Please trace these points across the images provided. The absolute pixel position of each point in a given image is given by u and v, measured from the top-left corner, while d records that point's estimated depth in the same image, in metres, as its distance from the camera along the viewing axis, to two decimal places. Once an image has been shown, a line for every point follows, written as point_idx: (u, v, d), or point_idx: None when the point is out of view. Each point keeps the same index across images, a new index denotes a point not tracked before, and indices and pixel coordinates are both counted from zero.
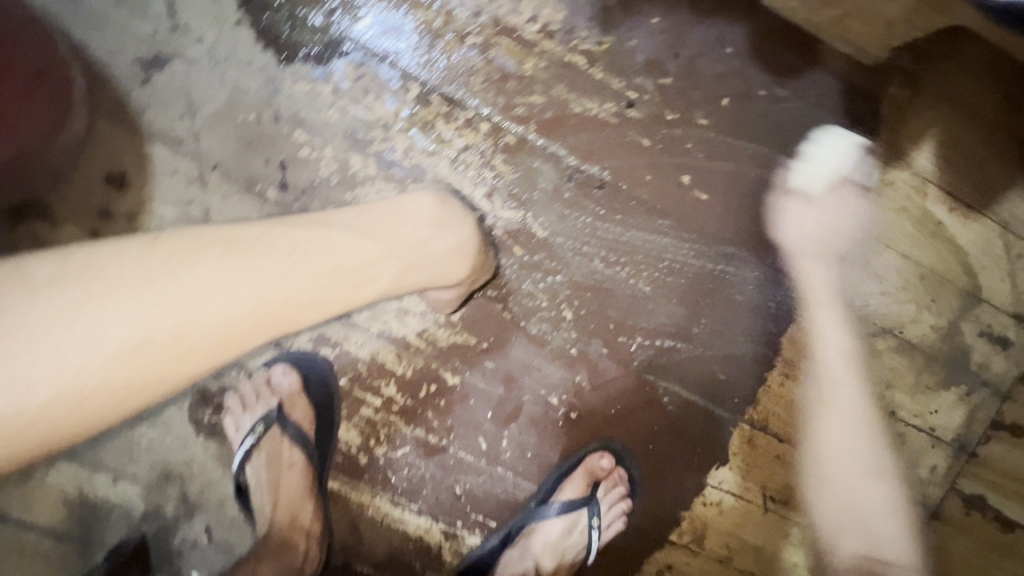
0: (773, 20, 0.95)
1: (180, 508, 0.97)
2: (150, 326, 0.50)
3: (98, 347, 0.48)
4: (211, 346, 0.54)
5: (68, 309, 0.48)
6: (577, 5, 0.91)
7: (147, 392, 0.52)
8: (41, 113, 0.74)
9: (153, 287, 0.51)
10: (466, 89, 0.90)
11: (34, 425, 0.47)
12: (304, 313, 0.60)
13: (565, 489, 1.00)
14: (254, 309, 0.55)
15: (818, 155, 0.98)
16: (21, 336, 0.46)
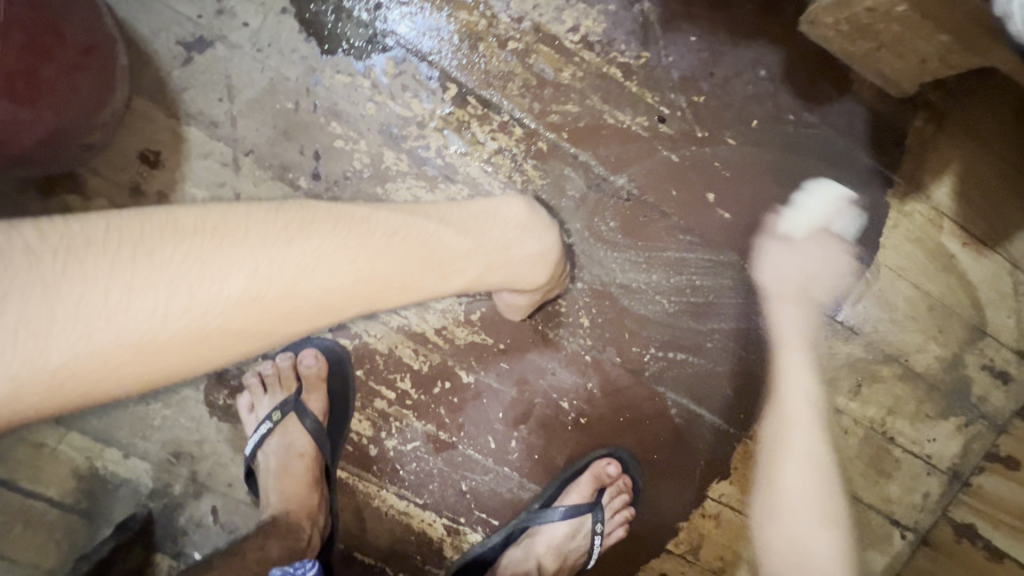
0: (808, 46, 0.96)
1: (188, 487, 0.98)
2: (270, 281, 0.56)
3: (221, 299, 0.53)
4: (313, 311, 0.60)
5: (203, 256, 0.53)
6: (618, 18, 0.92)
7: (254, 342, 0.57)
8: (86, 90, 0.75)
9: (274, 248, 0.57)
10: (503, 93, 0.91)
11: (158, 362, 0.51)
12: (398, 292, 0.66)
13: (571, 493, 1.01)
14: (356, 283, 0.61)
15: (807, 212, 0.98)
16: (162, 274, 0.51)
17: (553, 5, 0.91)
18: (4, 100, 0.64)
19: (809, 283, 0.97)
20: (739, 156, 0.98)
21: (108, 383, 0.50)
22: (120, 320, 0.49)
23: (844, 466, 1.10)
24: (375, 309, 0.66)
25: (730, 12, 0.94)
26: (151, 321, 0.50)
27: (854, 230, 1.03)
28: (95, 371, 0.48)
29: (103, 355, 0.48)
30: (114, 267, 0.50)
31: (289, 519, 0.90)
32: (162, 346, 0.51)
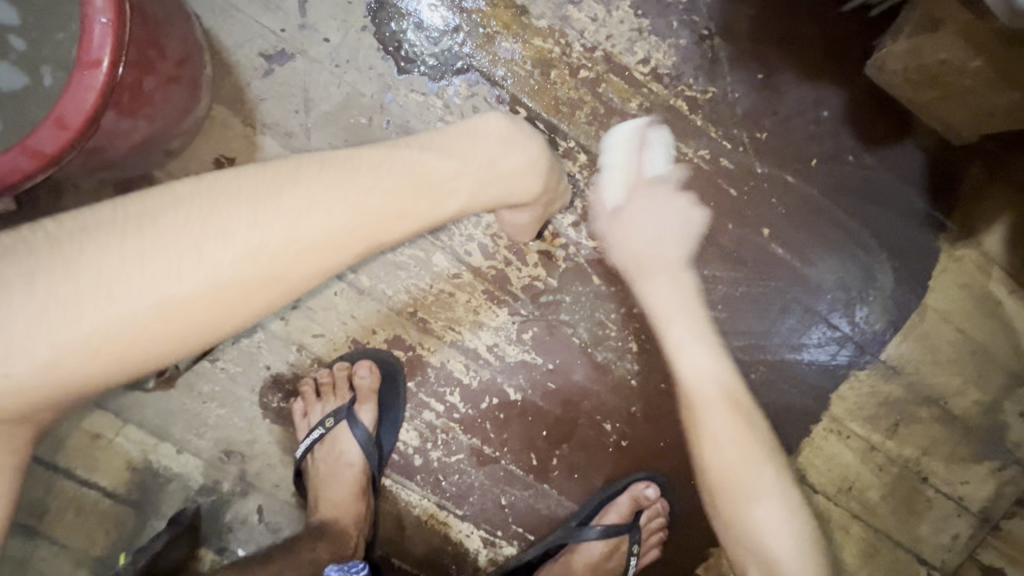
0: (873, 89, 0.97)
1: (237, 485, 1.00)
2: (269, 230, 0.56)
3: (224, 254, 0.54)
4: (316, 253, 0.59)
5: (201, 214, 0.54)
6: (688, 53, 0.93)
7: (270, 291, 0.57)
8: (176, 99, 0.76)
9: (264, 198, 0.57)
10: (572, 120, 0.93)
11: (177, 320, 0.53)
12: (397, 222, 0.64)
13: (608, 514, 1.02)
14: (351, 220, 0.60)
15: (614, 159, 0.87)
16: (165, 238, 0.53)
17: (625, 36, 0.92)
18: (116, 114, 0.67)
19: (657, 244, 0.83)
20: (797, 193, 0.99)
21: (137, 348, 0.52)
22: (134, 285, 0.51)
23: (875, 502, 1.11)
24: (380, 245, 0.64)
25: (798, 52, 0.95)
26: (164, 282, 0.52)
27: (904, 272, 1.04)
28: (125, 336, 0.51)
29: (128, 321, 0.51)
30: (121, 238, 0.52)
31: (337, 528, 0.92)
32: (176, 305, 0.52)
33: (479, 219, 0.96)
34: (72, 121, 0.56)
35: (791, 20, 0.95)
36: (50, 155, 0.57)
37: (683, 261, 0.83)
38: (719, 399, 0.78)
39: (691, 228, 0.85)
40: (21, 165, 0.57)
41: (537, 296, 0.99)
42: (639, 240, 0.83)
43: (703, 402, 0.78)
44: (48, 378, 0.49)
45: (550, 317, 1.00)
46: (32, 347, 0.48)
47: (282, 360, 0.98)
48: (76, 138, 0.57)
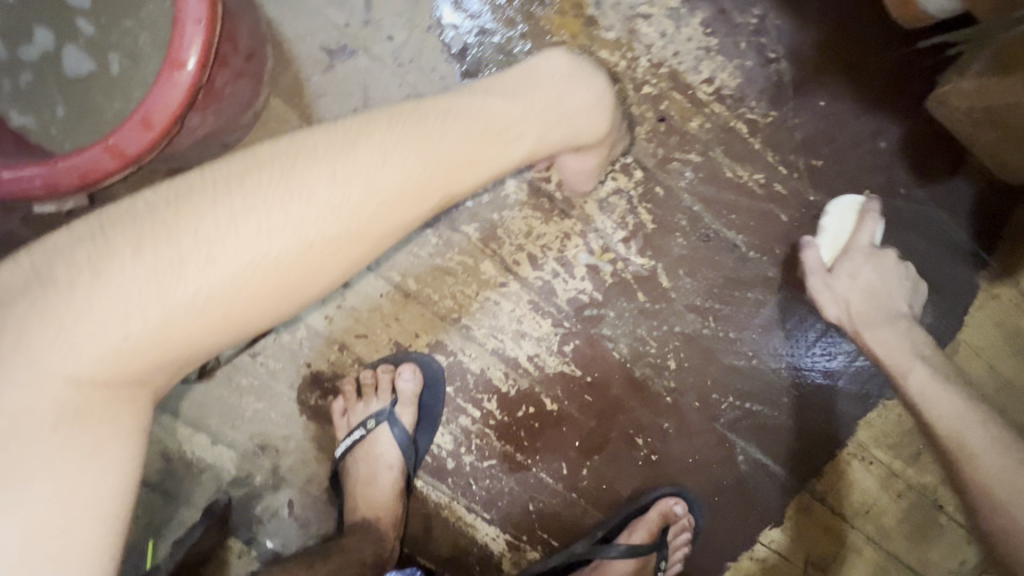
0: (932, 123, 0.97)
1: (268, 479, 0.99)
2: (349, 184, 0.55)
3: (315, 210, 0.53)
4: (395, 205, 0.58)
5: (287, 173, 0.53)
6: (753, 76, 0.93)
7: (353, 246, 0.56)
8: (243, 92, 0.76)
9: (341, 154, 0.56)
10: (632, 135, 0.93)
11: (273, 280, 0.52)
12: (467, 171, 0.63)
13: (636, 532, 1.02)
14: (426, 170, 0.59)
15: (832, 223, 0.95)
16: (255, 199, 0.52)
17: (692, 54, 0.92)
18: (197, 114, 0.68)
19: (874, 298, 0.92)
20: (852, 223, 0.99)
21: (238, 311, 0.52)
22: (230, 246, 0.50)
23: (891, 529, 1.08)
24: (454, 195, 0.64)
25: (862, 81, 0.95)
26: (258, 241, 0.51)
27: (944, 305, 1.03)
28: (227, 298, 0.51)
29: (230, 283, 0.50)
30: (213, 202, 0.51)
31: (375, 529, 0.94)
32: (272, 265, 0.52)
33: (529, 229, 0.95)
34: (158, 123, 0.59)
35: (859, 49, 0.95)
36: (134, 154, 0.60)
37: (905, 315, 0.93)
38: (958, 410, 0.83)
39: (897, 276, 0.93)
40: (105, 164, 0.60)
41: (581, 309, 0.98)
42: (856, 301, 0.93)
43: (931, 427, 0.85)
44: (158, 344, 0.49)
45: (592, 331, 0.99)
46: (142, 313, 0.48)
47: (322, 358, 0.98)
48: (158, 137, 0.60)
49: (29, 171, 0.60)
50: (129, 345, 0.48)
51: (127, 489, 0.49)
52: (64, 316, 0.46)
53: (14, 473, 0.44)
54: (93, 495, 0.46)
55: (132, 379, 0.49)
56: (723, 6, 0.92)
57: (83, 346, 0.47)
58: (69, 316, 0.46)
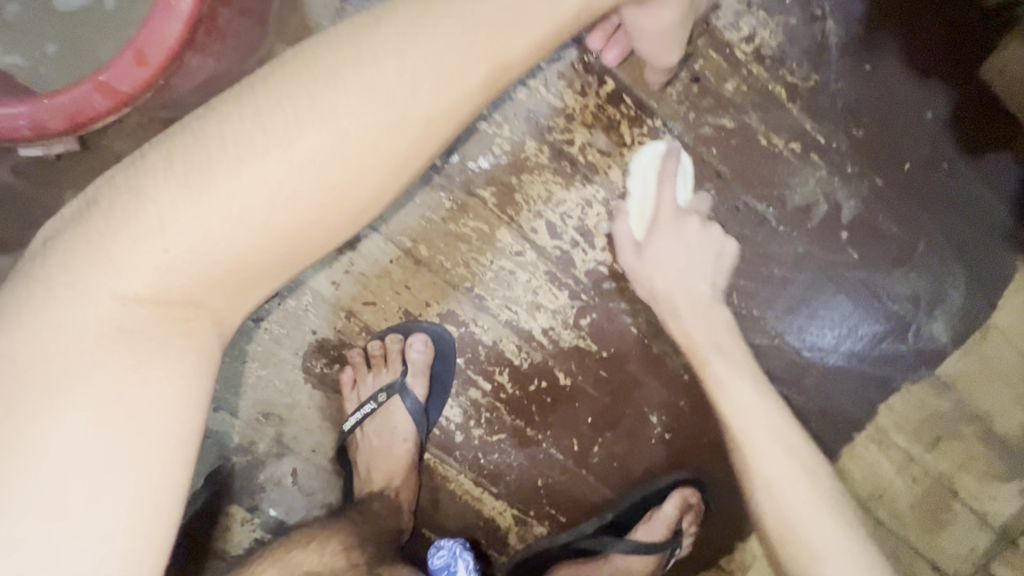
0: (984, 93, 0.90)
1: (272, 448, 0.96)
2: (382, 56, 0.45)
3: (349, 89, 0.45)
4: (444, 75, 0.47)
5: (315, 58, 0.45)
6: (796, 34, 0.86)
7: (403, 132, 0.46)
8: (245, 37, 0.73)
9: (372, 25, 0.46)
10: (662, 97, 0.87)
11: (317, 182, 0.44)
12: (527, 29, 0.50)
13: (654, 523, 1.00)
14: (473, 29, 0.48)
15: (640, 187, 0.86)
16: (282, 90, 0.45)
17: (732, 9, 0.85)
18: (195, 54, 0.67)
19: (686, 275, 0.84)
20: (889, 200, 0.94)
21: (283, 218, 0.44)
22: (261, 142, 0.43)
23: (904, 514, 1.05)
24: (514, 59, 0.51)
25: (912, 43, 0.88)
26: (289, 135, 0.43)
27: (976, 288, 0.98)
28: (268, 206, 0.44)
29: (264, 184, 0.43)
30: (241, 101, 0.45)
31: (393, 499, 0.94)
32: (309, 159, 0.44)
33: (550, 195, 0.89)
34: (152, 60, 0.57)
35: (916, 10, 0.88)
36: (127, 93, 0.58)
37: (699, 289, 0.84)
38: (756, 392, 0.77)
39: (710, 250, 0.86)
40: (96, 102, 0.58)
41: (600, 282, 0.94)
42: (671, 268, 0.83)
43: (705, 358, 0.80)
44: (199, 258, 0.43)
45: (610, 305, 0.95)
46: (177, 222, 0.42)
47: (330, 326, 0.94)
48: (153, 74, 0.58)
49: (14, 109, 0.57)
50: (168, 260, 0.43)
51: (192, 409, 0.45)
52: (101, 230, 0.43)
53: (68, 392, 0.41)
54: (146, 412, 0.43)
55: (182, 299, 0.44)
56: None
57: (118, 264, 0.42)
58: (106, 238, 0.43)
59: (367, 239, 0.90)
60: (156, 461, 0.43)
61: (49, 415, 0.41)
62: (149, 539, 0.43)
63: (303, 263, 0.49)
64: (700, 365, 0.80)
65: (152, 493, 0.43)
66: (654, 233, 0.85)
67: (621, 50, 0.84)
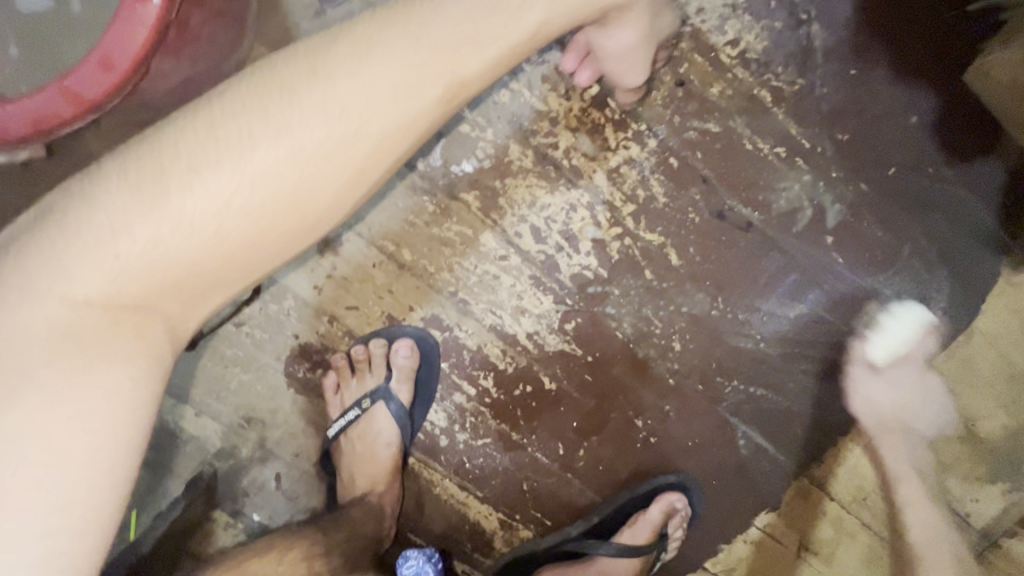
0: (969, 97, 0.90)
1: (255, 452, 0.96)
2: (331, 81, 0.49)
3: (298, 110, 0.49)
4: (390, 99, 0.51)
5: (268, 79, 0.49)
6: (781, 38, 0.86)
7: (352, 151, 0.50)
8: (221, 37, 0.69)
9: (323, 51, 0.50)
10: (647, 101, 0.87)
11: (268, 194, 0.48)
12: (472, 54, 0.54)
13: (637, 527, 1.00)
14: (419, 56, 0.52)
15: (890, 327, 0.96)
16: (237, 108, 0.48)
17: (718, 12, 0.85)
18: (167, 57, 0.62)
19: (901, 411, 0.98)
20: (874, 206, 0.94)
21: (233, 226, 0.48)
22: (212, 157, 0.47)
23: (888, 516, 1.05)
24: (460, 82, 0.55)
25: (898, 47, 0.88)
26: (242, 151, 0.47)
27: (959, 292, 0.99)
28: (221, 216, 0.47)
29: (215, 195, 0.47)
30: (197, 119, 0.48)
31: (377, 504, 0.93)
32: (259, 173, 0.48)
33: (534, 200, 0.89)
34: (119, 63, 0.51)
35: (903, 13, 0.88)
36: (92, 99, 0.53)
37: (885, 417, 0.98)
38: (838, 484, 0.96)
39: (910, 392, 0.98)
40: (61, 110, 0.53)
41: (585, 286, 0.93)
42: (884, 411, 0.97)
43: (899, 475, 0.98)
44: (153, 263, 0.46)
45: (595, 310, 0.94)
46: (133, 229, 0.46)
47: (313, 331, 0.93)
48: (121, 80, 0.52)
49: None
50: (122, 264, 0.46)
51: (133, 413, 0.46)
52: (60, 237, 0.46)
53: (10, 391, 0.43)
54: (87, 417, 0.44)
55: (134, 302, 0.47)
56: None
57: (75, 268, 0.45)
58: (63, 244, 0.45)
59: (350, 243, 0.89)
60: (96, 464, 0.45)
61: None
62: (87, 537, 0.45)
63: (256, 270, 0.52)
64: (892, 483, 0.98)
65: (91, 494, 0.45)
66: (888, 370, 0.97)
67: (593, 71, 0.83)
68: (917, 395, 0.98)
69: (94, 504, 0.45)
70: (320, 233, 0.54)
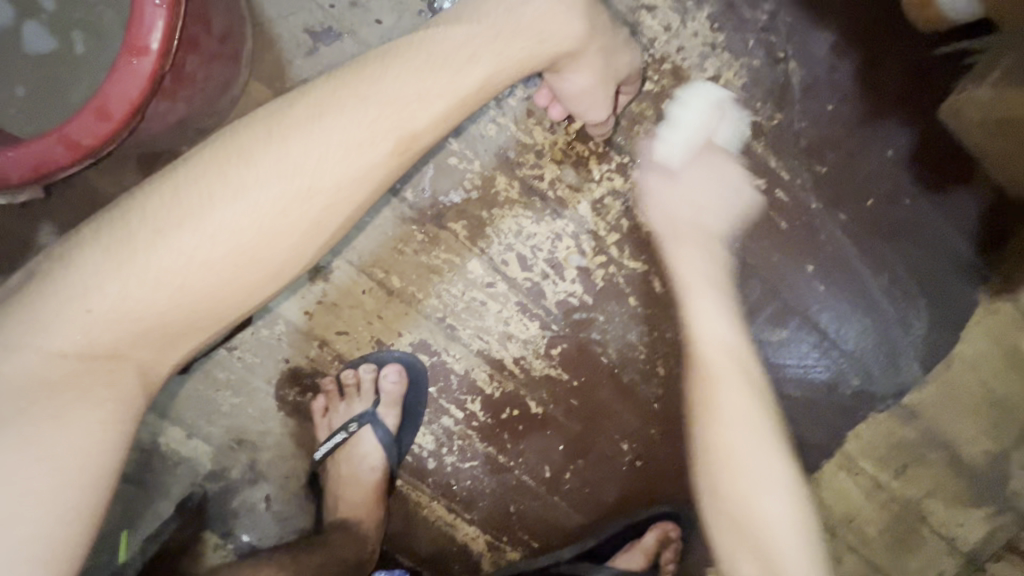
0: (943, 132, 0.93)
1: (245, 473, 0.97)
2: (284, 146, 0.56)
3: (254, 174, 0.55)
4: (337, 158, 0.57)
5: (229, 148, 0.56)
6: (760, 75, 0.89)
7: (305, 205, 0.56)
8: (216, 78, 0.72)
9: (278, 120, 0.57)
10: (630, 135, 0.89)
11: (227, 249, 0.54)
12: (416, 112, 0.60)
13: (631, 553, 1.00)
14: (365, 119, 0.58)
15: (683, 115, 0.86)
16: (201, 174, 0.55)
17: (697, 50, 0.88)
18: (164, 100, 0.65)
19: (703, 212, 0.83)
20: (851, 241, 0.96)
21: (196, 279, 0.53)
22: (176, 220, 0.53)
23: (872, 539, 1.06)
24: (408, 137, 0.60)
25: (873, 84, 0.91)
26: (205, 212, 0.54)
27: (938, 319, 1.00)
28: (185, 270, 0.53)
29: (180, 252, 0.53)
30: (165, 185, 0.55)
31: (362, 526, 0.94)
32: (218, 232, 0.54)
33: (520, 229, 0.91)
34: (115, 113, 0.54)
35: (880, 50, 0.90)
36: (89, 145, 0.56)
37: (721, 237, 0.84)
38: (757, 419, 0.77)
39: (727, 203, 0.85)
40: (57, 155, 0.56)
41: (570, 313, 0.95)
42: (686, 210, 0.83)
43: (718, 374, 0.78)
44: (124, 315, 0.52)
45: (581, 335, 0.96)
46: (105, 286, 0.52)
47: (304, 356, 0.95)
48: (117, 129, 0.55)
49: None
50: (96, 317, 0.52)
51: (103, 450, 0.51)
52: (42, 297, 0.52)
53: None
54: (62, 454, 0.49)
55: (108, 351, 0.52)
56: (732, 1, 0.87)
57: (55, 324, 0.51)
58: (43, 302, 0.51)
59: (340, 270, 0.92)
60: (68, 498, 0.49)
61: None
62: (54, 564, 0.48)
63: (223, 318, 0.57)
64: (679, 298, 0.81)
65: (60, 526, 0.49)
66: (689, 164, 0.84)
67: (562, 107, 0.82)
68: (741, 213, 0.86)
69: (62, 535, 0.49)
70: (283, 282, 0.59)
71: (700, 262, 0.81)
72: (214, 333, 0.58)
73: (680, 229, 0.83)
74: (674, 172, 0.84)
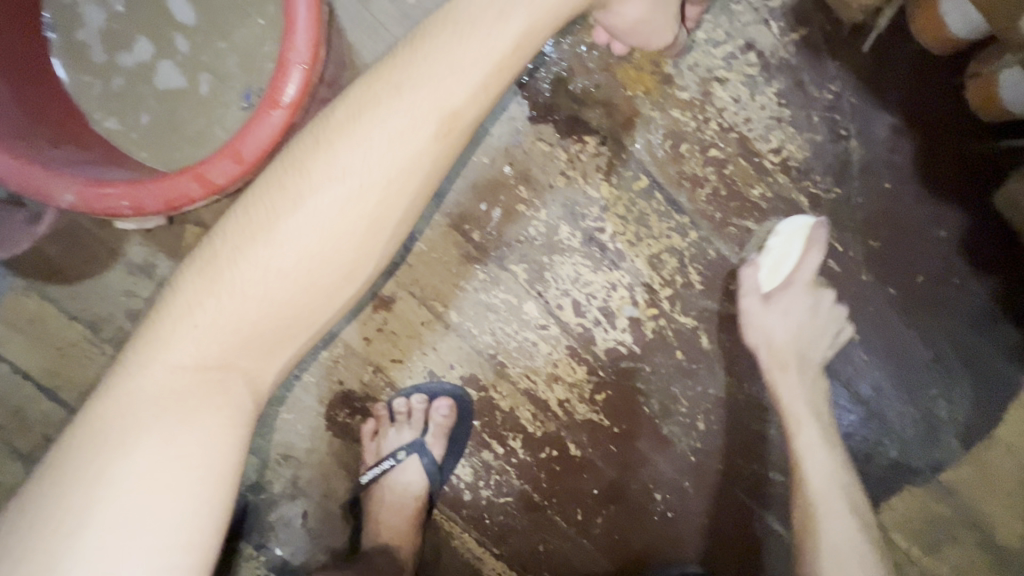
0: (999, 219, 0.95)
1: (287, 488, 1.00)
2: (330, 148, 0.55)
3: (312, 182, 0.55)
4: (382, 148, 0.55)
5: (285, 162, 0.57)
6: (822, 150, 0.92)
7: (362, 202, 0.55)
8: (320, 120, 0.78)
9: (322, 125, 0.57)
10: (690, 196, 0.93)
11: (304, 258, 0.55)
12: (452, 84, 0.55)
13: None
14: (402, 103, 0.55)
15: (777, 245, 0.92)
16: (268, 192, 0.56)
17: (763, 123, 0.92)
18: None
19: (799, 343, 0.92)
20: (898, 325, 0.98)
21: (278, 289, 0.55)
22: (253, 236, 0.55)
23: None
24: (451, 112, 0.56)
25: (930, 166, 0.94)
26: (276, 225, 0.55)
27: (981, 398, 1.01)
28: (265, 281, 0.54)
29: (258, 266, 0.54)
30: (241, 207, 0.57)
31: (396, 555, 0.96)
32: (290, 241, 0.54)
33: (578, 276, 0.95)
34: (247, 157, 0.61)
35: (939, 135, 0.93)
36: (220, 184, 0.62)
37: (818, 364, 0.93)
38: (844, 511, 0.85)
39: (834, 329, 0.93)
40: (192, 191, 0.62)
41: (618, 360, 0.98)
42: (784, 340, 0.91)
43: (826, 502, 0.85)
44: (221, 329, 0.55)
45: (625, 384, 0.98)
46: (203, 304, 0.55)
47: (358, 380, 0.98)
48: (246, 171, 0.62)
49: (119, 191, 0.63)
50: (198, 332, 0.55)
51: (226, 449, 0.54)
52: (158, 319, 0.56)
53: (133, 442, 0.52)
54: (190, 453, 0.52)
55: (217, 361, 0.55)
56: (801, 79, 0.91)
57: (167, 343, 0.55)
58: (155, 326, 0.56)
59: (403, 301, 0.95)
60: (201, 492, 0.52)
61: (113, 466, 0.51)
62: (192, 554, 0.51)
63: (311, 325, 0.57)
64: (791, 427, 0.90)
65: (198, 521, 0.51)
66: (778, 297, 0.92)
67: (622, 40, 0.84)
68: (836, 334, 0.94)
69: (194, 531, 0.51)
70: (360, 282, 0.58)
71: (794, 389, 0.90)
72: (308, 339, 0.59)
73: (784, 364, 0.90)
74: (771, 298, 0.92)
